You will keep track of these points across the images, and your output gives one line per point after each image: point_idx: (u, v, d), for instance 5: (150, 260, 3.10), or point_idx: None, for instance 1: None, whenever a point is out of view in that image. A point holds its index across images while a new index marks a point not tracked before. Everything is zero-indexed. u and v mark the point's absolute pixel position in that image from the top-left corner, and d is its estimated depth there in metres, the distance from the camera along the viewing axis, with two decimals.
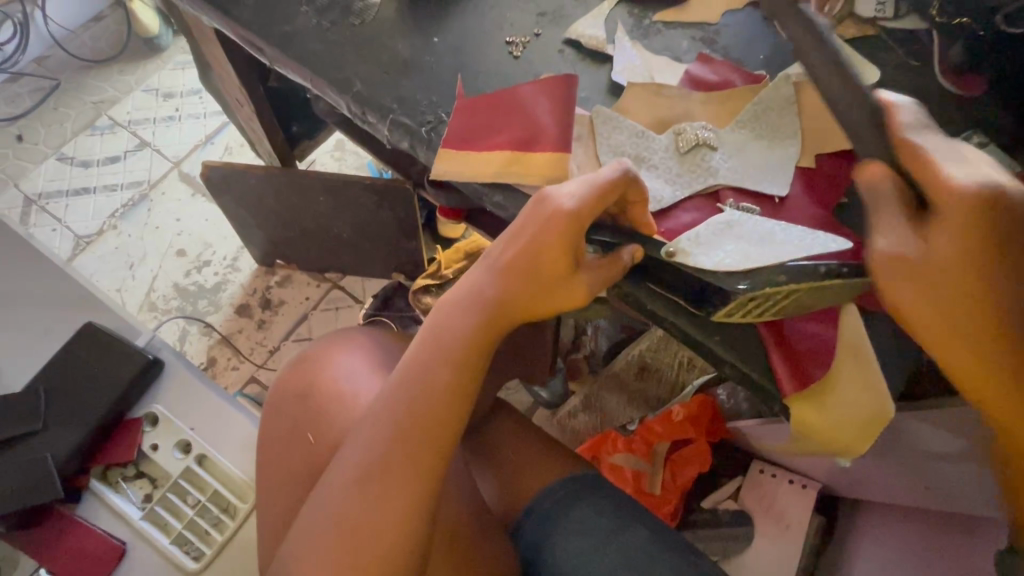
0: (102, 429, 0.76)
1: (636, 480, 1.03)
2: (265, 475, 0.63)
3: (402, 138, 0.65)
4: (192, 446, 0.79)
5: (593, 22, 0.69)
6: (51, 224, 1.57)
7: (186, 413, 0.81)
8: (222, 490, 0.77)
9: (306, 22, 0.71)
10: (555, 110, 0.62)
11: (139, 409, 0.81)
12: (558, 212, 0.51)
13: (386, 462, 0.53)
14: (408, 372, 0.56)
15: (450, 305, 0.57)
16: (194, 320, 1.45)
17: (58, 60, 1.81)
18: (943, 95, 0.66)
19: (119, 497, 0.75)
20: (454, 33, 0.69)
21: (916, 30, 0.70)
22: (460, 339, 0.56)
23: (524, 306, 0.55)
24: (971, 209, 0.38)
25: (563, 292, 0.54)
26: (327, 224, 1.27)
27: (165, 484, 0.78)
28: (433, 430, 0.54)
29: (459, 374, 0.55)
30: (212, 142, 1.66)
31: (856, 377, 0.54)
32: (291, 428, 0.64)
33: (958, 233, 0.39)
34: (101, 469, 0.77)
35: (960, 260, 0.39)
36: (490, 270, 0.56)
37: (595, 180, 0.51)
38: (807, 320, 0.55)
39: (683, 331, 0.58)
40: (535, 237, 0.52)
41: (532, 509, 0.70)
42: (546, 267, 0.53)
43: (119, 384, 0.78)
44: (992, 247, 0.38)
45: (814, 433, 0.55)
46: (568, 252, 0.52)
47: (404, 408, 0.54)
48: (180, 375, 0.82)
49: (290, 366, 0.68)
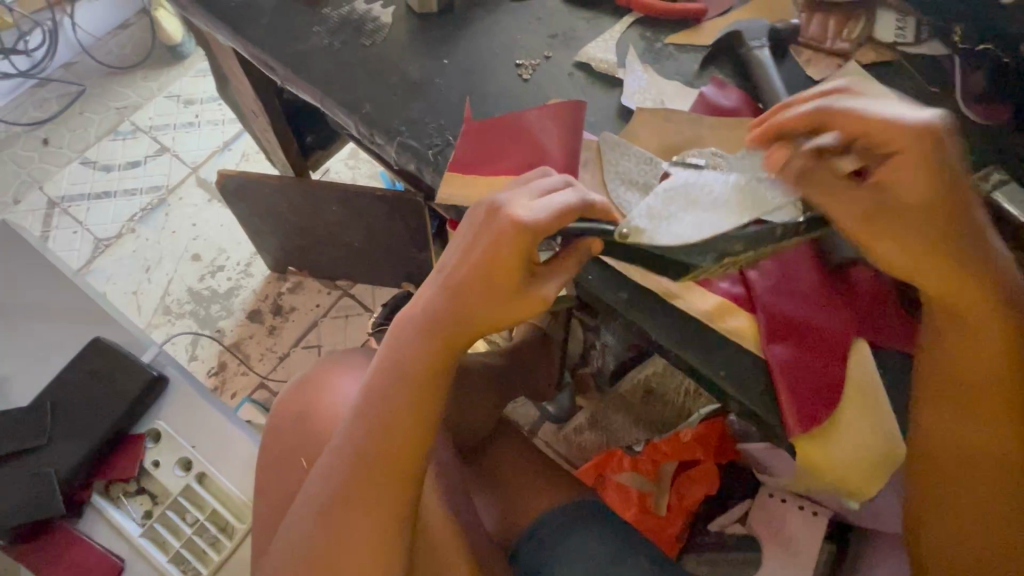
0: (108, 443, 0.78)
1: (641, 500, 1.00)
2: (260, 498, 0.62)
3: (409, 160, 0.65)
4: (193, 463, 0.79)
5: (603, 45, 0.69)
6: (72, 227, 1.61)
7: (187, 428, 0.81)
8: (222, 509, 0.77)
9: (319, 42, 0.71)
10: (563, 135, 0.62)
11: (143, 423, 0.81)
12: (513, 225, 0.50)
13: (353, 485, 0.53)
14: (371, 393, 0.55)
15: (406, 327, 0.56)
16: (206, 325, 1.47)
17: (84, 66, 1.86)
18: (965, 122, 0.64)
19: (120, 514, 0.76)
20: (464, 55, 0.70)
21: (936, 56, 0.69)
22: (414, 363, 0.55)
23: (481, 324, 0.53)
24: (915, 142, 0.47)
25: (517, 306, 0.52)
26: (339, 232, 1.28)
27: (165, 501, 0.78)
28: (399, 453, 0.54)
29: (419, 399, 0.55)
30: (230, 149, 1.69)
31: (856, 414, 0.53)
32: (286, 451, 0.63)
33: (912, 163, 0.47)
34: (104, 483, 0.78)
35: (914, 185, 0.47)
36: (442, 286, 0.55)
37: (552, 199, 0.51)
38: (815, 356, 0.54)
39: (688, 364, 0.57)
40: (490, 251, 0.51)
41: (532, 534, 0.69)
42: (497, 279, 0.52)
43: (128, 396, 0.79)
44: (941, 168, 0.47)
45: (820, 470, 0.53)
46: (520, 266, 0.51)
47: (368, 430, 0.54)
48: (185, 391, 0.83)
49: (290, 388, 0.67)
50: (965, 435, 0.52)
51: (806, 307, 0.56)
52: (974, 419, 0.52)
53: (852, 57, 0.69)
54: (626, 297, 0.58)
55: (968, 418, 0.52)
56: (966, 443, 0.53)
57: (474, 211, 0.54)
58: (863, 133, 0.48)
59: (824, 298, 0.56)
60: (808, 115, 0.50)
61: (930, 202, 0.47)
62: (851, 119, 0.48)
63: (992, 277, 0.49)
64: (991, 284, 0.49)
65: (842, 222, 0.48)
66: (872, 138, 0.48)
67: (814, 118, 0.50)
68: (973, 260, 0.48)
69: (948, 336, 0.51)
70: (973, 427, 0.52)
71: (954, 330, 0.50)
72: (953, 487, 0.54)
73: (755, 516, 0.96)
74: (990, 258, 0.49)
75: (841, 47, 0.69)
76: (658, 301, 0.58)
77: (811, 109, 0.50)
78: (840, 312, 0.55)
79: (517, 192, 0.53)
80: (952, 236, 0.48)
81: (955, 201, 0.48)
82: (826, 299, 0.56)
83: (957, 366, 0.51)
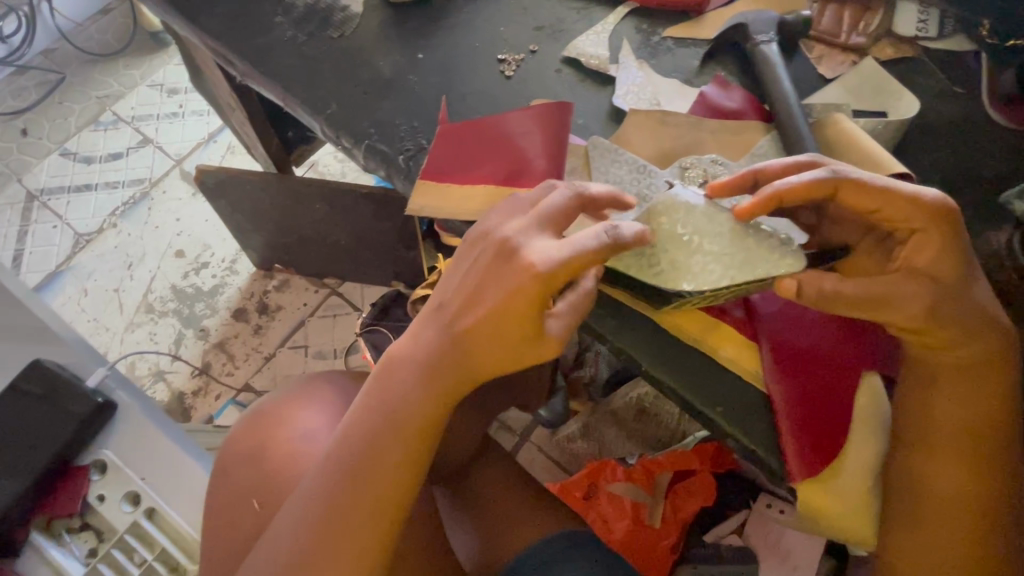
0: (45, 478, 0.63)
1: (635, 512, 0.95)
2: (208, 538, 0.55)
3: (377, 166, 0.59)
4: (141, 497, 0.65)
5: (594, 39, 0.63)
6: (51, 221, 1.54)
7: (140, 459, 0.67)
8: (172, 550, 0.64)
9: (282, 34, 0.65)
10: (547, 140, 0.56)
11: (88, 454, 0.67)
12: (529, 273, 0.44)
13: (332, 540, 0.47)
14: (353, 438, 0.49)
15: (399, 366, 0.50)
16: (190, 324, 1.41)
17: (64, 53, 1.79)
18: (991, 127, 0.59)
19: (61, 553, 0.64)
20: (441, 49, 0.63)
21: (962, 52, 0.63)
22: (411, 407, 0.49)
23: (482, 372, 0.49)
24: (932, 220, 0.45)
25: (529, 353, 0.47)
26: (325, 231, 1.22)
27: (112, 538, 0.65)
28: (382, 507, 0.48)
29: (412, 449, 0.49)
30: (215, 140, 1.62)
31: (864, 453, 0.48)
32: (238, 491, 0.56)
33: (936, 240, 0.45)
34: (44, 520, 0.65)
35: (944, 264, 0.45)
36: (444, 329, 0.49)
37: (573, 240, 0.45)
38: (827, 388, 0.49)
39: (680, 398, 0.52)
40: (501, 297, 0.45)
41: (514, 569, 0.64)
42: (506, 327, 0.46)
43: (66, 428, 0.65)
44: (957, 248, 0.45)
45: (825, 517, 0.48)
46: (535, 317, 0.45)
47: (350, 481, 0.48)
48: (136, 418, 0.68)
49: (245, 421, 0.60)
50: (932, 495, 0.47)
51: (825, 343, 0.50)
52: (947, 479, 0.47)
53: (868, 53, 0.63)
54: (614, 321, 0.53)
55: (942, 477, 0.47)
56: (929, 503, 0.47)
57: (483, 245, 0.48)
58: (875, 208, 0.46)
59: (840, 331, 0.51)
60: (820, 181, 0.45)
61: (959, 276, 0.45)
62: (863, 192, 0.45)
63: (1002, 335, 0.46)
64: (1004, 346, 0.46)
65: (898, 322, 0.45)
66: (888, 215, 0.46)
67: (828, 184, 0.45)
68: (991, 328, 0.46)
69: (944, 389, 0.47)
70: (945, 489, 0.47)
71: (958, 389, 0.47)
72: (898, 545, 0.48)
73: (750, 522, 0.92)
74: (1005, 325, 0.46)
75: (856, 41, 0.63)
76: (647, 325, 0.53)
77: (818, 178, 0.46)
78: (853, 343, 0.50)
79: (533, 229, 0.46)
80: (986, 315, 0.46)
81: (969, 269, 0.46)
82: (839, 333, 0.51)
83: (971, 432, 0.47)
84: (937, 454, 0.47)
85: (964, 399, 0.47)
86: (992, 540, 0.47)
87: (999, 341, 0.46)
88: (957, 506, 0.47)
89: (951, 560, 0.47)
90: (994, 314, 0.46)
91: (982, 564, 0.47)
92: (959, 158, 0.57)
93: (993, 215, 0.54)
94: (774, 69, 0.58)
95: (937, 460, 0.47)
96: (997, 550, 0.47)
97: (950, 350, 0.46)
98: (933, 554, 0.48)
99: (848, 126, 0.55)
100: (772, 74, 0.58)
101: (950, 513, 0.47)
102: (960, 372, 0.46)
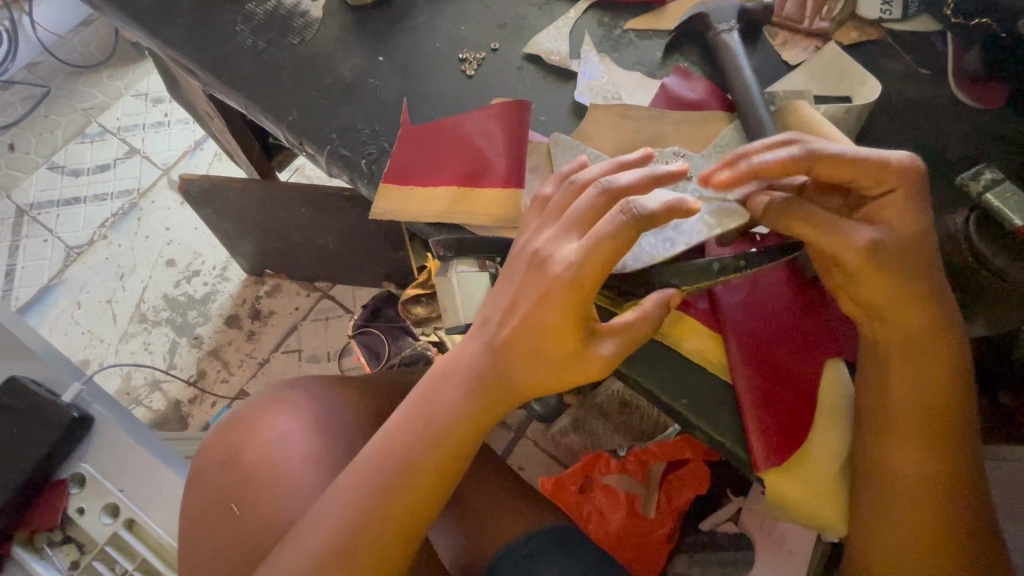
0: (22, 493, 0.64)
1: (630, 503, 0.94)
2: (185, 547, 0.56)
3: (341, 171, 0.59)
4: (121, 508, 0.66)
5: (555, 34, 0.63)
6: (42, 235, 1.55)
7: (118, 471, 0.68)
8: (153, 560, 0.65)
9: (243, 42, 0.65)
10: (507, 140, 0.57)
11: (67, 467, 0.68)
12: (559, 285, 0.43)
13: (349, 558, 0.45)
14: (383, 451, 0.47)
15: (443, 384, 0.48)
16: (183, 331, 1.42)
17: (47, 66, 1.78)
18: (957, 107, 0.58)
19: (42, 566, 0.65)
20: (402, 52, 0.63)
21: (928, 33, 0.62)
22: (444, 424, 0.47)
23: (523, 392, 0.46)
24: (900, 186, 0.45)
25: (573, 371, 0.44)
26: (311, 234, 1.21)
27: (93, 550, 0.66)
28: (399, 526, 0.46)
29: (444, 465, 0.47)
30: (201, 148, 1.62)
31: (829, 438, 0.48)
32: (211, 500, 0.56)
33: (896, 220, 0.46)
34: (26, 534, 0.66)
35: (905, 237, 0.45)
36: (489, 344, 0.47)
37: (591, 234, 0.42)
38: (795, 372, 0.49)
39: (648, 392, 0.52)
40: (534, 312, 0.44)
41: (497, 566, 0.64)
42: (551, 340, 0.44)
43: (46, 443, 0.65)
44: (912, 226, 0.45)
45: (793, 504, 0.47)
46: (579, 331, 0.43)
47: (378, 497, 0.46)
48: (112, 431, 0.69)
49: (219, 428, 0.61)
50: (896, 481, 0.46)
51: (788, 325, 0.51)
52: (909, 463, 0.47)
53: (832, 38, 0.63)
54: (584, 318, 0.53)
55: (906, 459, 0.47)
56: (894, 486, 0.46)
57: (520, 259, 0.46)
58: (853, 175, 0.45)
59: (799, 319, 0.51)
60: (794, 159, 0.45)
61: (919, 241, 0.45)
62: (838, 162, 0.45)
63: (950, 315, 0.46)
64: (953, 324, 0.46)
65: (842, 253, 0.45)
66: (865, 180, 0.46)
67: (802, 163, 0.45)
68: (938, 305, 0.46)
69: (900, 365, 0.46)
70: (909, 470, 0.47)
71: (919, 367, 0.46)
72: (868, 532, 0.48)
73: (746, 512, 0.87)
74: (953, 304, 0.47)
75: (820, 27, 0.63)
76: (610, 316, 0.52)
77: (793, 153, 0.45)
78: (811, 330, 0.51)
79: (561, 235, 0.45)
80: (938, 292, 0.46)
81: (929, 249, 0.46)
82: (799, 321, 0.51)
83: (930, 411, 0.46)
84: (899, 436, 0.46)
85: (922, 378, 0.46)
86: (960, 519, 0.47)
87: (950, 319, 0.46)
88: (921, 490, 0.47)
89: (917, 548, 0.47)
90: (946, 292, 0.46)
91: (951, 549, 0.47)
92: (923, 140, 0.57)
93: (953, 198, 0.54)
94: (734, 57, 0.57)
95: (899, 442, 0.46)
96: (965, 531, 0.47)
97: (905, 328, 0.46)
98: (902, 540, 0.47)
99: (809, 113, 0.54)
100: (732, 63, 0.57)
101: (915, 496, 0.47)
102: (913, 349, 0.46)
